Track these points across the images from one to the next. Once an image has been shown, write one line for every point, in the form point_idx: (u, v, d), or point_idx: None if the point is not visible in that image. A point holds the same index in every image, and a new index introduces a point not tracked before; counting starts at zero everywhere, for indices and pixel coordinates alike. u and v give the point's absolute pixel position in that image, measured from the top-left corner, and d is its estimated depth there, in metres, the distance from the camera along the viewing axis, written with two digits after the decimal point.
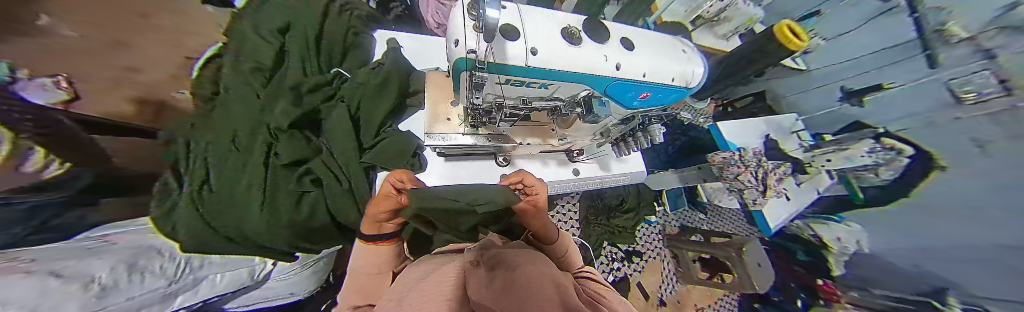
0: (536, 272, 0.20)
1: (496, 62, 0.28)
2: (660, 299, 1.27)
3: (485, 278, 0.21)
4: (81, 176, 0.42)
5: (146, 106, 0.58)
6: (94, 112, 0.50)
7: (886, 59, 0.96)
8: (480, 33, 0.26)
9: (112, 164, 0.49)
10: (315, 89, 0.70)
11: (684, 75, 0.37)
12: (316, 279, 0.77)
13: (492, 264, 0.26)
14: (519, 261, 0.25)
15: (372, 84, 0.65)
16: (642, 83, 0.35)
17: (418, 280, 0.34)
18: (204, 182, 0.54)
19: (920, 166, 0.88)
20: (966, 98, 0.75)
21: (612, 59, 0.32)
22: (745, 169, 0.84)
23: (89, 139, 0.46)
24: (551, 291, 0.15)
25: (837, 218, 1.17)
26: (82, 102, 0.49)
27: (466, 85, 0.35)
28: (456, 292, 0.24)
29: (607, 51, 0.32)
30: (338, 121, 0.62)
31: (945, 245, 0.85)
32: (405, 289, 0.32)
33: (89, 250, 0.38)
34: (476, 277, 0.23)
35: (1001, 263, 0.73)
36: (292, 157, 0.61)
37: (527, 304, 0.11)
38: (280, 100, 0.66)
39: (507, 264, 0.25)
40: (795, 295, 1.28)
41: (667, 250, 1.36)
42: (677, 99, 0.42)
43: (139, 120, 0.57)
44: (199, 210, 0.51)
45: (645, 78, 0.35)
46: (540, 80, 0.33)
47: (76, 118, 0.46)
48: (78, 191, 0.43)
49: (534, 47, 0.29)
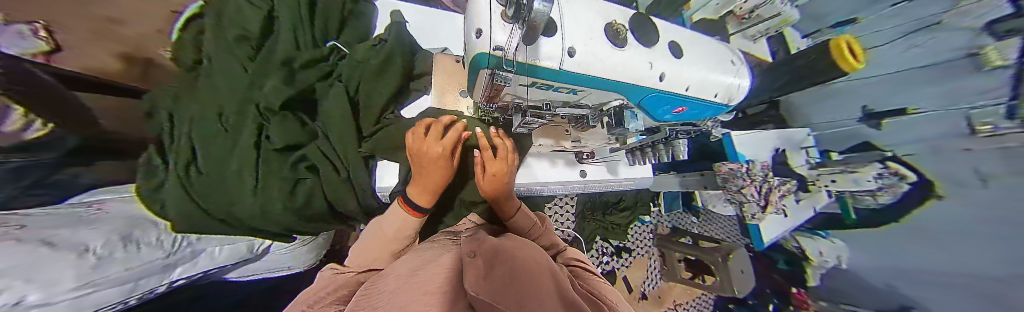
0: (526, 264, 0.21)
1: (527, 61, 0.24)
2: (642, 292, 1.34)
3: (481, 266, 0.22)
4: (71, 140, 0.37)
5: (136, 65, 0.44)
6: (76, 67, 0.37)
7: (917, 79, 0.91)
8: (510, 23, 0.22)
9: (100, 128, 0.41)
10: (313, 63, 0.56)
11: (726, 90, 0.39)
12: (311, 254, 0.78)
13: (489, 252, 0.27)
14: (514, 253, 0.25)
15: (375, 63, 0.58)
16: (683, 97, 0.36)
17: (413, 270, 0.32)
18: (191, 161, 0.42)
19: (918, 194, 0.91)
20: (981, 130, 0.77)
21: (658, 67, 0.31)
22: (750, 183, 0.80)
23: (73, 99, 0.36)
24: (545, 284, 0.15)
25: (823, 233, 1.19)
26: (65, 56, 0.36)
27: (483, 84, 0.29)
28: (451, 277, 0.25)
29: (652, 58, 0.31)
30: (336, 103, 0.55)
31: (920, 269, 0.92)
32: (399, 275, 0.32)
33: (82, 219, 0.37)
34: (473, 264, 0.24)
35: (976, 293, 0.79)
36: (287, 141, 0.50)
37: (526, 293, 0.11)
38: (271, 73, 0.51)
39: (504, 254, 0.25)
40: (768, 300, 1.34)
41: (655, 248, 1.40)
42: (712, 115, 0.45)
43: (128, 80, 0.44)
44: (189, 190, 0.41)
45: (688, 91, 0.36)
46: (570, 85, 0.29)
47: (54, 74, 0.34)
48: (66, 152, 0.37)
49: (572, 47, 0.25)
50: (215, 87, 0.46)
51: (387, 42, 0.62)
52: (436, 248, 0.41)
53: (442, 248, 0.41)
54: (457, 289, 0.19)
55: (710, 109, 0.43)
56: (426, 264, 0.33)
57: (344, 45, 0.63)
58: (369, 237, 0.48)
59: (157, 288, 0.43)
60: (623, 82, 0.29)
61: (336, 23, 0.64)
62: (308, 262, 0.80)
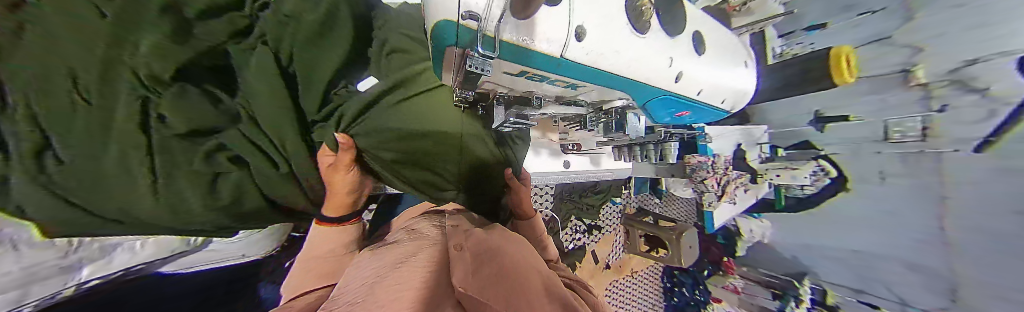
0: (521, 266, 0.23)
1: (516, 43, 0.16)
2: (606, 263, 1.50)
3: (470, 261, 0.23)
4: None
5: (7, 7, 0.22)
6: None
7: (862, 89, 1.00)
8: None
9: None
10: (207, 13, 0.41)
11: (733, 97, 0.39)
12: (270, 241, 0.70)
13: (479, 250, 0.28)
14: (503, 252, 0.27)
15: (312, 21, 0.45)
16: (692, 100, 0.34)
17: (396, 262, 0.29)
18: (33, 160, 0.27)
19: (835, 187, 1.10)
20: (891, 136, 0.93)
21: (675, 65, 0.28)
22: (712, 174, 0.88)
23: None
24: (528, 281, 0.18)
25: (755, 215, 1.35)
26: None
27: (453, 68, 0.21)
28: (434, 265, 0.25)
29: (673, 53, 0.27)
30: (258, 73, 0.43)
31: (826, 246, 1.16)
32: (378, 266, 0.30)
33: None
34: (461, 259, 0.25)
35: (854, 262, 1.09)
36: (194, 125, 0.40)
37: (516, 301, 0.09)
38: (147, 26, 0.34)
39: (492, 251, 0.27)
40: (705, 267, 1.50)
41: (621, 226, 1.54)
42: (712, 120, 0.44)
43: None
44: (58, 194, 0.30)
45: (698, 95, 0.34)
46: (570, 80, 0.24)
47: None
48: None
49: (581, 27, 0.19)
50: (52, 43, 0.26)
51: None
52: (419, 239, 0.38)
53: (423, 237, 0.38)
54: (437, 283, 0.19)
55: (712, 115, 0.42)
56: (408, 256, 0.29)
57: None
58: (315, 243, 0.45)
59: (61, 291, 0.38)
60: (634, 79, 0.25)
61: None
62: (265, 250, 0.72)
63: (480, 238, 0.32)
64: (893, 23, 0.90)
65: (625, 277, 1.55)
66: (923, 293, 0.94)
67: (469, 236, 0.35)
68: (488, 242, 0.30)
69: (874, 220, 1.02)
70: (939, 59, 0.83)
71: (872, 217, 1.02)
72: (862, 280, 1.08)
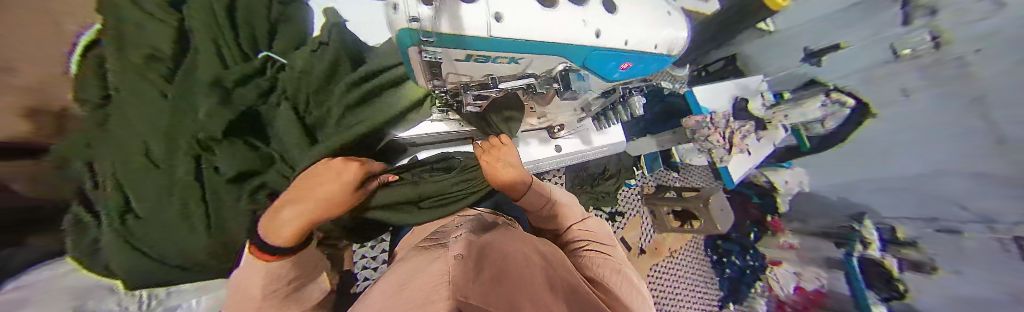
0: (520, 245, 0.23)
1: (451, 32, 0.23)
2: (640, 248, 1.41)
3: (467, 243, 0.23)
4: None
5: None
6: None
7: (842, 20, 0.99)
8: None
9: None
10: (246, 81, 0.46)
11: (668, 43, 0.42)
12: None
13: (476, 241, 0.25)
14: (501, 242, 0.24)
15: (320, 69, 0.51)
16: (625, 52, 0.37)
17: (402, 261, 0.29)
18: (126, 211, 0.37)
19: (858, 115, 1.03)
20: (902, 54, 0.90)
21: (593, 25, 0.31)
22: (715, 130, 0.88)
23: None
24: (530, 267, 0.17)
25: (785, 165, 1.26)
26: None
27: (421, 65, 0.28)
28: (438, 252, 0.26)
29: (587, 15, 0.30)
30: (284, 122, 0.47)
31: (866, 181, 1.05)
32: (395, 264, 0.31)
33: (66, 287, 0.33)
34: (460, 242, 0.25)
35: (911, 191, 0.96)
36: (241, 168, 0.42)
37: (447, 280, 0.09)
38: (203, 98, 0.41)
39: (496, 237, 0.27)
40: (749, 230, 1.35)
41: (644, 207, 1.48)
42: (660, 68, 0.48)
43: None
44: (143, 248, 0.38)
45: (628, 46, 0.36)
46: (509, 55, 0.28)
47: None
48: None
49: (497, 12, 0.24)
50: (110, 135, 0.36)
51: (329, 45, 0.55)
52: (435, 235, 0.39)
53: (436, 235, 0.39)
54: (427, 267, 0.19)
55: (657, 61, 0.45)
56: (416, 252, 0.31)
57: (280, 55, 0.52)
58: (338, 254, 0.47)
59: None
60: (560, 45, 0.29)
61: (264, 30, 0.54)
62: None
63: (484, 234, 0.32)
64: None
65: (665, 261, 1.41)
66: (1008, 200, 0.77)
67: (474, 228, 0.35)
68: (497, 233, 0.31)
69: (909, 141, 0.93)
70: None
71: (918, 140, 0.92)
72: (929, 206, 0.93)
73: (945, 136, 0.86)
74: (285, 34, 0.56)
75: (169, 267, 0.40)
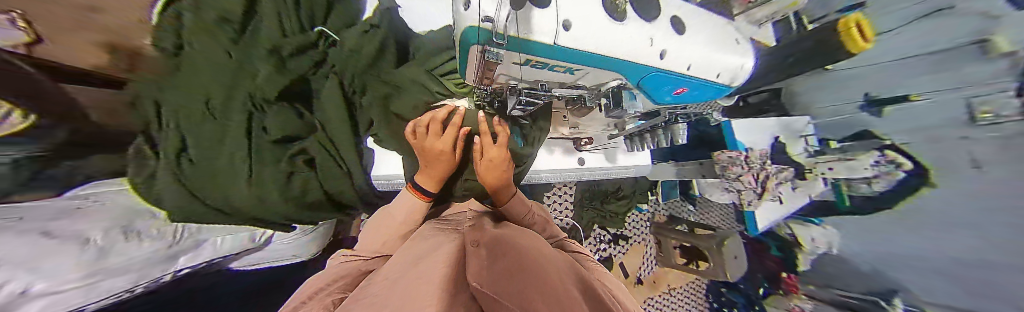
0: (534, 262, 0.21)
1: (520, 36, 0.21)
2: (638, 278, 1.37)
3: (485, 259, 0.21)
4: (59, 131, 0.27)
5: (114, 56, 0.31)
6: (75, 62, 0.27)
7: None
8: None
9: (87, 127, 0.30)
10: (302, 50, 0.51)
11: (731, 73, 0.38)
12: (315, 245, 0.80)
13: (492, 246, 0.27)
14: (515, 246, 0.26)
15: (369, 53, 0.57)
16: (684, 76, 0.34)
17: (417, 259, 0.28)
18: (182, 152, 0.38)
19: (915, 182, 0.76)
20: None
21: (658, 44, 0.29)
22: (748, 170, 0.81)
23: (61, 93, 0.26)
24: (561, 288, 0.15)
25: (814, 220, 1.04)
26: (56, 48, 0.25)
27: (474, 67, 0.27)
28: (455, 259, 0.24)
29: (654, 33, 0.29)
30: (330, 101, 0.53)
31: None
32: (402, 262, 0.30)
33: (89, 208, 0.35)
34: (477, 255, 0.23)
35: None
36: (284, 131, 0.49)
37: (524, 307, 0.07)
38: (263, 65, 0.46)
39: (507, 249, 0.25)
40: (759, 284, 1.26)
41: (652, 236, 1.42)
42: (713, 97, 0.44)
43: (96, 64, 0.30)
44: (193, 190, 0.41)
45: (689, 71, 0.34)
46: (568, 63, 0.26)
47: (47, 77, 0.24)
48: (60, 145, 0.27)
49: (567, 20, 0.21)
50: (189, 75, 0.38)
51: (379, 30, 0.60)
52: (439, 236, 0.38)
53: (448, 234, 0.39)
54: (456, 276, 0.18)
55: (713, 90, 0.42)
56: (429, 251, 0.30)
57: (333, 32, 0.57)
58: (374, 224, 0.48)
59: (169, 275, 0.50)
60: (618, 59, 0.27)
61: (320, 12, 0.57)
62: (313, 251, 0.81)
63: (502, 241, 0.28)
64: None
65: (662, 295, 1.38)
66: None
67: (483, 233, 0.33)
68: (504, 239, 0.29)
69: None
70: None
71: None
72: None
73: None
74: (340, 15, 0.60)
75: (212, 210, 0.44)
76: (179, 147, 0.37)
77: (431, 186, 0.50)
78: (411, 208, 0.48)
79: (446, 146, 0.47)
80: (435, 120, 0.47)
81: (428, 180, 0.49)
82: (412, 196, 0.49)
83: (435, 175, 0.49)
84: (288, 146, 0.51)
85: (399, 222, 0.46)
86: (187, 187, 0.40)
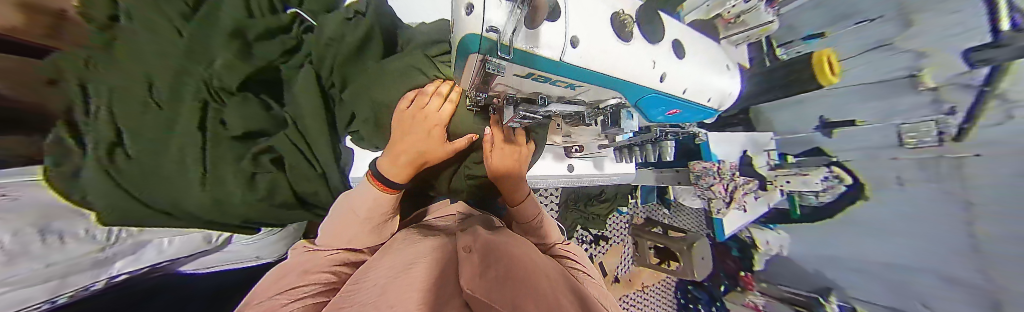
0: (533, 274, 0.19)
1: (525, 49, 0.18)
2: (615, 276, 1.43)
3: (478, 267, 0.19)
4: None
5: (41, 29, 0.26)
6: None
7: (873, 93, 0.96)
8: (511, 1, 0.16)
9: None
10: (267, 35, 0.47)
11: (719, 96, 0.41)
12: (283, 244, 0.73)
13: (486, 254, 0.24)
14: (512, 256, 0.24)
15: (351, 42, 0.50)
16: (678, 99, 0.36)
17: (402, 267, 0.26)
18: (117, 144, 0.34)
19: (851, 195, 1.03)
20: (908, 142, 0.87)
21: (660, 66, 0.30)
22: (720, 181, 0.87)
23: None
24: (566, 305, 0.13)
25: (770, 225, 1.26)
26: None
27: (473, 72, 0.24)
28: (441, 272, 0.22)
29: (656, 56, 0.29)
30: (304, 92, 0.47)
31: (849, 257, 1.06)
32: (381, 270, 0.27)
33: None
34: (467, 262, 0.21)
35: (886, 277, 0.98)
36: (246, 126, 0.44)
37: None
38: (222, 50, 0.42)
39: (501, 256, 0.23)
40: (721, 282, 1.39)
41: (629, 237, 1.49)
42: (702, 119, 0.47)
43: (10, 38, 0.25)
44: (128, 189, 0.36)
45: (683, 94, 0.36)
46: (570, 80, 0.25)
47: None
48: None
49: (575, 36, 0.20)
50: (128, 52, 0.35)
51: (366, 17, 0.52)
52: (423, 243, 0.35)
53: (431, 242, 0.36)
54: (443, 290, 0.16)
55: (702, 112, 0.45)
56: (413, 260, 0.27)
57: (308, 16, 0.53)
58: (332, 219, 0.41)
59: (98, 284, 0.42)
60: (620, 79, 0.27)
61: None
62: (279, 253, 0.74)
63: (500, 251, 0.26)
64: (892, 29, 0.88)
65: (636, 292, 1.45)
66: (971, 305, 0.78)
67: (475, 238, 0.32)
68: (496, 246, 0.27)
69: (894, 227, 0.94)
70: (945, 65, 0.79)
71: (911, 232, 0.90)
72: (896, 294, 0.96)
73: (919, 232, 0.87)
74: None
75: (155, 211, 0.40)
76: (111, 140, 0.33)
77: (399, 177, 0.40)
78: (377, 201, 0.40)
79: (441, 122, 0.40)
80: (439, 93, 0.39)
81: (397, 168, 0.40)
82: (373, 188, 0.39)
83: (403, 157, 0.39)
84: (252, 141, 0.47)
85: (362, 218, 0.39)
86: (126, 187, 0.35)
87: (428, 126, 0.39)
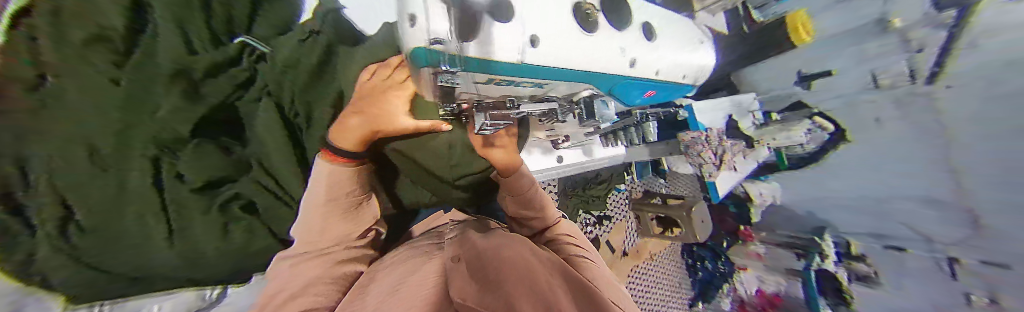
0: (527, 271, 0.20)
1: (485, 59, 0.15)
2: (623, 251, 1.47)
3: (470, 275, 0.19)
4: None
5: None
6: None
7: None
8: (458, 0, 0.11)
9: None
10: (216, 71, 0.49)
11: (692, 74, 0.41)
12: None
13: (477, 259, 0.24)
14: (505, 256, 0.24)
15: (306, 69, 0.57)
16: (654, 80, 0.35)
17: (392, 289, 0.25)
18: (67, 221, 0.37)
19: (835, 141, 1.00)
20: None
21: (628, 53, 0.28)
22: (708, 147, 0.91)
23: None
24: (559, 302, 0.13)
25: (763, 178, 1.25)
26: None
27: (426, 81, 0.20)
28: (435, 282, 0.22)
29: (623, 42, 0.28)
30: (266, 125, 0.52)
31: (839, 199, 1.08)
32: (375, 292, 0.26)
33: None
34: (458, 272, 0.21)
35: (887, 216, 0.99)
36: (204, 178, 0.48)
37: None
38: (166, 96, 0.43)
39: (493, 259, 0.23)
40: (722, 239, 1.43)
41: (631, 212, 1.52)
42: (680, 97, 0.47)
43: None
44: (85, 258, 0.39)
45: (659, 76, 0.35)
46: (534, 80, 0.24)
47: None
48: None
49: (536, 34, 0.16)
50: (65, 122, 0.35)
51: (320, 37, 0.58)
52: (416, 257, 0.35)
53: (424, 254, 0.36)
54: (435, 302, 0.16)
55: (681, 91, 0.45)
56: (406, 276, 0.27)
57: (260, 43, 0.54)
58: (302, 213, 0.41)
59: None
60: (587, 73, 0.25)
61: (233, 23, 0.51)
62: None
63: (492, 251, 0.26)
64: None
65: (645, 262, 1.50)
66: None
67: (468, 243, 0.32)
68: (490, 248, 0.27)
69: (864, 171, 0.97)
70: None
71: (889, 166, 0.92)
72: (883, 224, 1.02)
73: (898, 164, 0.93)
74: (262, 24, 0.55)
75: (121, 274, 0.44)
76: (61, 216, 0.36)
77: (352, 142, 0.40)
78: (338, 175, 0.39)
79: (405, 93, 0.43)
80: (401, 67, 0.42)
81: (349, 132, 0.40)
82: (327, 162, 0.39)
83: (356, 120, 0.40)
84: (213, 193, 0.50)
85: (325, 201, 0.39)
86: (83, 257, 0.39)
87: (390, 98, 0.42)
